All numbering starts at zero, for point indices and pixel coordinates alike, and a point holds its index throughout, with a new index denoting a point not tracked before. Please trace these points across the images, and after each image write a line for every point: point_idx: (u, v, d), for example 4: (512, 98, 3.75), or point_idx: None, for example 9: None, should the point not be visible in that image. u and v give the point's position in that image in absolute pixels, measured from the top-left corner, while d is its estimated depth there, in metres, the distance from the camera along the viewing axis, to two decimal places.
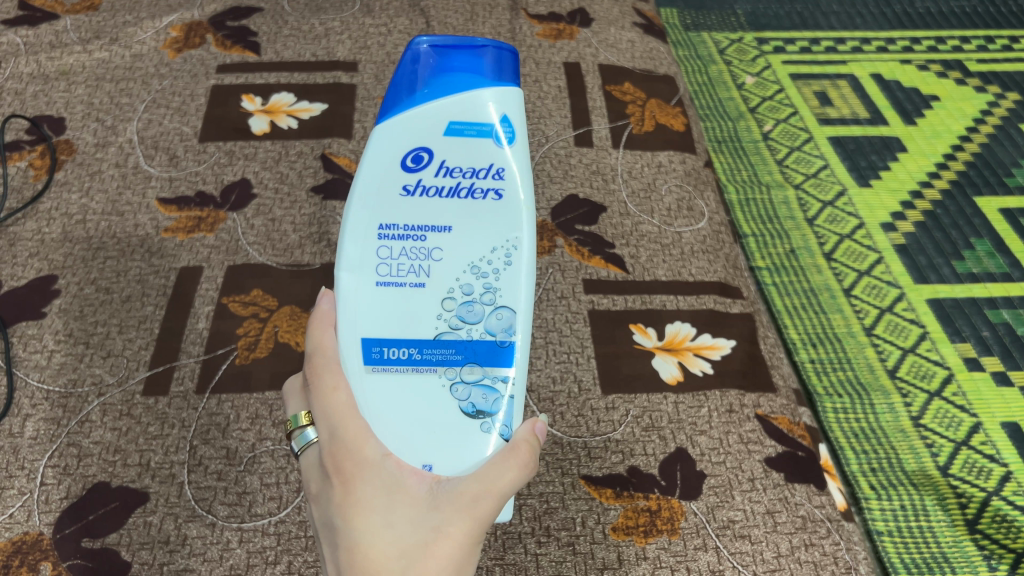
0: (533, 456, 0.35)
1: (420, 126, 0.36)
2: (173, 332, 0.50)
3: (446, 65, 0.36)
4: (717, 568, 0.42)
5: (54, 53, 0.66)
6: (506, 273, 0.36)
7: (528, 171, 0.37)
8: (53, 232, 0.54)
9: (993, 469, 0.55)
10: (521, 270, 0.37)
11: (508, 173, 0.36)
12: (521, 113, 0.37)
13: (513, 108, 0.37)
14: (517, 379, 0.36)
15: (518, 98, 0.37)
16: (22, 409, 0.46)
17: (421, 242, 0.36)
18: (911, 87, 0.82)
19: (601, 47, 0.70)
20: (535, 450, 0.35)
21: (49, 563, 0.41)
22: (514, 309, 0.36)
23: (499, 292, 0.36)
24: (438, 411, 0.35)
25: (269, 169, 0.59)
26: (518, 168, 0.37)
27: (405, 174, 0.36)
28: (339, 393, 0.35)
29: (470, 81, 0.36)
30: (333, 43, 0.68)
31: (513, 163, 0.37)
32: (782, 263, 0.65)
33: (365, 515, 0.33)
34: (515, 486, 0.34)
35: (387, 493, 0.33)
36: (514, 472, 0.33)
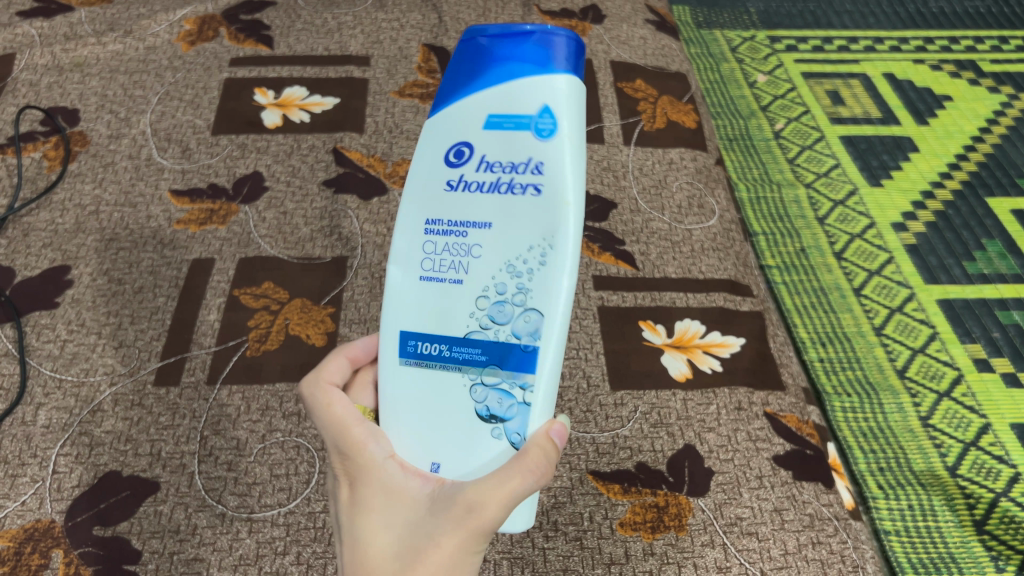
0: (542, 465, 0.33)
1: (465, 119, 0.35)
2: (185, 323, 0.50)
3: (499, 53, 0.34)
4: (724, 565, 0.43)
5: (68, 45, 0.66)
6: (540, 273, 0.34)
7: (575, 167, 0.34)
8: (66, 223, 0.55)
9: (1002, 470, 0.55)
10: (558, 271, 0.33)
11: (552, 166, 0.33)
12: (581, 112, 0.34)
13: (571, 104, 0.34)
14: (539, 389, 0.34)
15: (578, 95, 0.34)
16: (35, 397, 0.46)
17: (462, 238, 0.34)
18: (924, 86, 0.82)
19: (612, 43, 0.70)
20: (547, 456, 0.33)
21: (61, 550, 0.41)
22: (544, 313, 0.34)
23: (534, 295, 0.34)
24: (450, 412, 0.34)
25: (281, 163, 0.59)
26: (563, 163, 0.34)
27: (450, 169, 0.35)
28: (333, 408, 0.35)
29: (519, 70, 0.34)
30: (346, 37, 0.69)
31: (555, 156, 0.33)
32: (792, 262, 0.66)
33: (366, 515, 0.33)
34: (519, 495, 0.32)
35: (387, 494, 0.33)
36: (515, 478, 0.31)
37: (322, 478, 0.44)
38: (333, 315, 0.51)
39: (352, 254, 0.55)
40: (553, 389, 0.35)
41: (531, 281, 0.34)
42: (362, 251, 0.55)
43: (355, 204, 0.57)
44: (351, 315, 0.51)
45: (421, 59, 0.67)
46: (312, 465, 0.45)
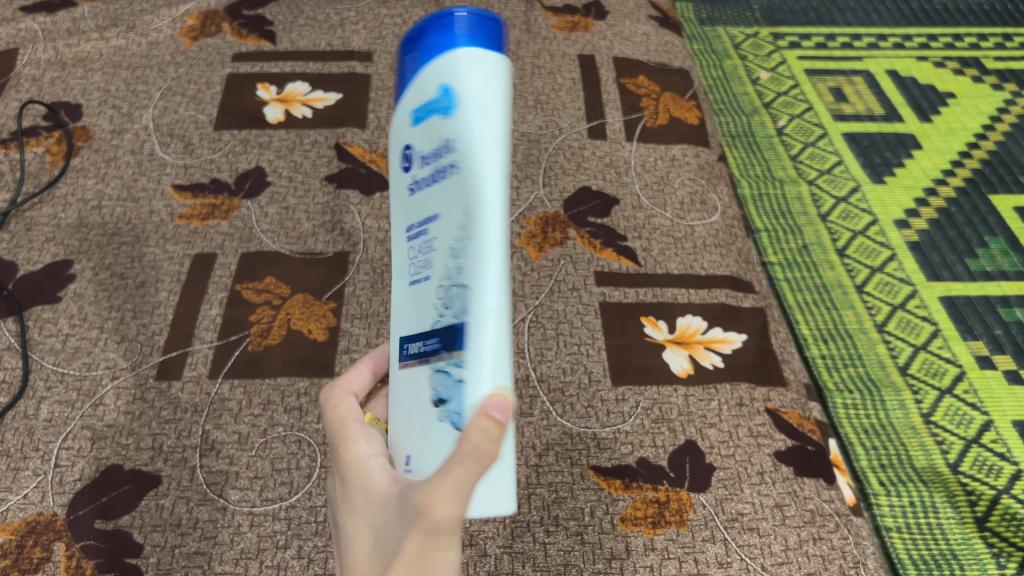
0: (485, 447, 0.26)
1: (400, 126, 0.32)
2: (187, 317, 0.50)
3: (411, 48, 0.32)
4: (725, 560, 0.42)
5: (71, 40, 0.66)
6: (468, 246, 0.29)
7: (488, 128, 0.29)
8: (69, 218, 0.55)
9: (1004, 468, 0.55)
10: (482, 241, 0.28)
11: (464, 134, 0.29)
12: (501, 75, 0.30)
13: (488, 69, 0.29)
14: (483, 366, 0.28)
15: (497, 58, 0.30)
16: (38, 391, 0.46)
17: (424, 237, 0.31)
18: (927, 84, 0.81)
19: (615, 40, 0.70)
20: (493, 433, 0.26)
21: (63, 544, 0.41)
22: (467, 286, 0.28)
23: (462, 269, 0.29)
24: (421, 402, 0.30)
25: (283, 158, 0.59)
26: (476, 127, 0.29)
27: (403, 175, 0.32)
28: (337, 408, 0.35)
29: (426, 57, 0.31)
30: (349, 33, 0.69)
31: (468, 125, 0.29)
32: (794, 259, 0.66)
33: (351, 515, 0.31)
34: (467, 482, 0.26)
35: (363, 491, 0.31)
36: (457, 465, 0.26)
37: (323, 473, 0.44)
38: (334, 309, 0.51)
39: (353, 249, 0.55)
40: (505, 361, 0.29)
41: (462, 255, 0.29)
42: (364, 246, 0.55)
43: (357, 199, 0.57)
44: (353, 310, 0.52)
45: None
46: (313, 460, 0.45)
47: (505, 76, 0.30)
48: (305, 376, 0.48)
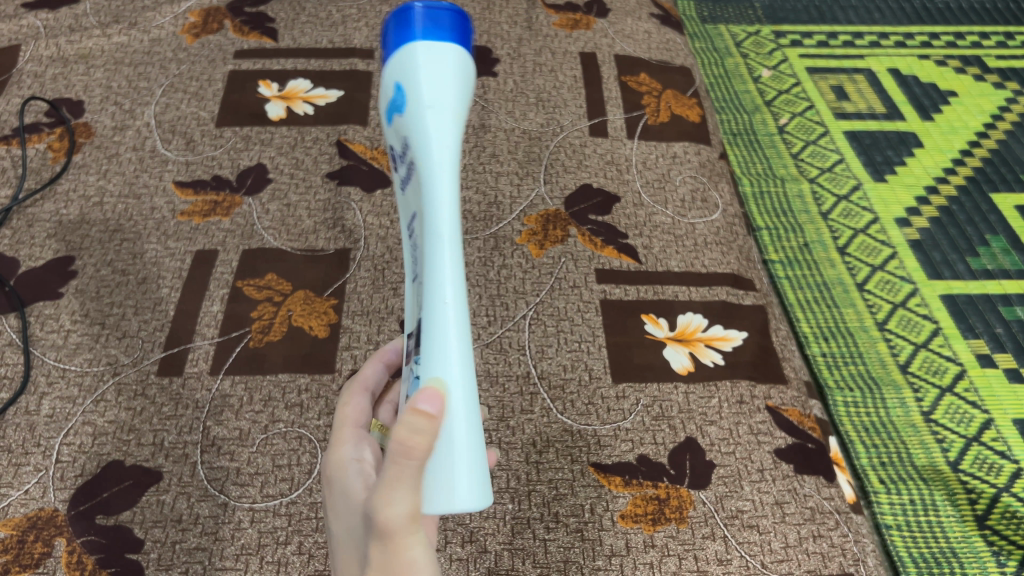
0: (412, 444, 0.25)
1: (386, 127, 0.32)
2: (188, 314, 0.50)
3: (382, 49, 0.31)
4: (724, 557, 0.42)
5: (73, 37, 0.66)
6: (425, 242, 0.28)
7: (436, 128, 0.28)
8: (71, 214, 0.55)
9: (1004, 466, 0.55)
10: (435, 235, 0.27)
11: (419, 135, 0.28)
12: (455, 67, 0.28)
13: (444, 63, 0.28)
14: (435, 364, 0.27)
15: (453, 50, 0.28)
16: (39, 387, 0.47)
17: (412, 236, 0.31)
18: (929, 82, 0.81)
19: (617, 37, 0.70)
20: (416, 427, 0.25)
21: (63, 539, 0.41)
22: (423, 281, 0.28)
23: (425, 268, 0.28)
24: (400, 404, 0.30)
25: (284, 155, 0.59)
26: (425, 129, 0.28)
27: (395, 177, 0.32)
28: (345, 408, 0.38)
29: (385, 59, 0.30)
30: (350, 30, 0.69)
31: (417, 127, 0.28)
32: (795, 257, 0.66)
33: (336, 518, 0.33)
34: (409, 482, 0.26)
35: (343, 496, 0.33)
36: (393, 467, 0.26)
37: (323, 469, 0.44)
38: (335, 306, 0.51)
39: (355, 246, 0.55)
40: (465, 359, 0.27)
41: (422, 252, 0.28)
42: (365, 243, 0.55)
43: (358, 196, 0.57)
44: (354, 307, 0.52)
45: None
46: (314, 456, 0.45)
47: (462, 68, 0.29)
48: (306, 372, 0.48)
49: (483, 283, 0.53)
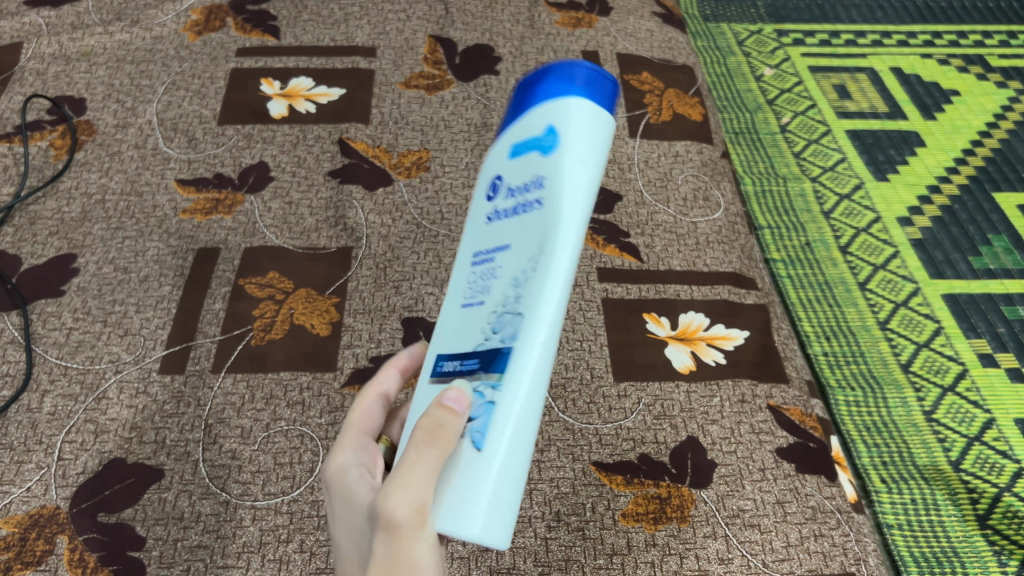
0: (442, 433, 0.28)
1: (496, 158, 0.34)
2: (190, 312, 0.50)
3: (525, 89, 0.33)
4: (725, 557, 0.42)
5: (76, 35, 0.66)
6: (533, 277, 0.30)
7: (583, 181, 0.31)
8: (73, 212, 0.55)
9: (1006, 465, 0.55)
10: (550, 274, 0.30)
11: (557, 177, 0.31)
12: (606, 139, 0.32)
13: (596, 130, 0.31)
14: (514, 392, 0.29)
15: (604, 122, 0.32)
16: (41, 384, 0.47)
17: (490, 262, 0.31)
18: (931, 81, 0.81)
19: (619, 36, 0.70)
20: (446, 422, 0.28)
21: (65, 537, 0.41)
22: (523, 313, 0.29)
23: (520, 297, 0.30)
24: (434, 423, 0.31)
25: (286, 153, 0.59)
26: (568, 176, 0.30)
27: (485, 203, 0.33)
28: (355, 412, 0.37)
29: (538, 102, 0.32)
30: (352, 28, 0.69)
31: (563, 173, 0.31)
32: (797, 256, 0.66)
33: (335, 521, 0.33)
34: (424, 474, 0.28)
35: (344, 498, 0.33)
36: (413, 455, 0.28)
37: None
38: (337, 304, 0.51)
39: (357, 244, 0.55)
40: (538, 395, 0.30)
41: (525, 284, 0.30)
42: (367, 241, 0.55)
43: (360, 194, 0.57)
44: (356, 305, 0.52)
45: (427, 50, 0.67)
46: (316, 454, 0.45)
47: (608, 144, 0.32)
48: (308, 370, 0.48)
49: None
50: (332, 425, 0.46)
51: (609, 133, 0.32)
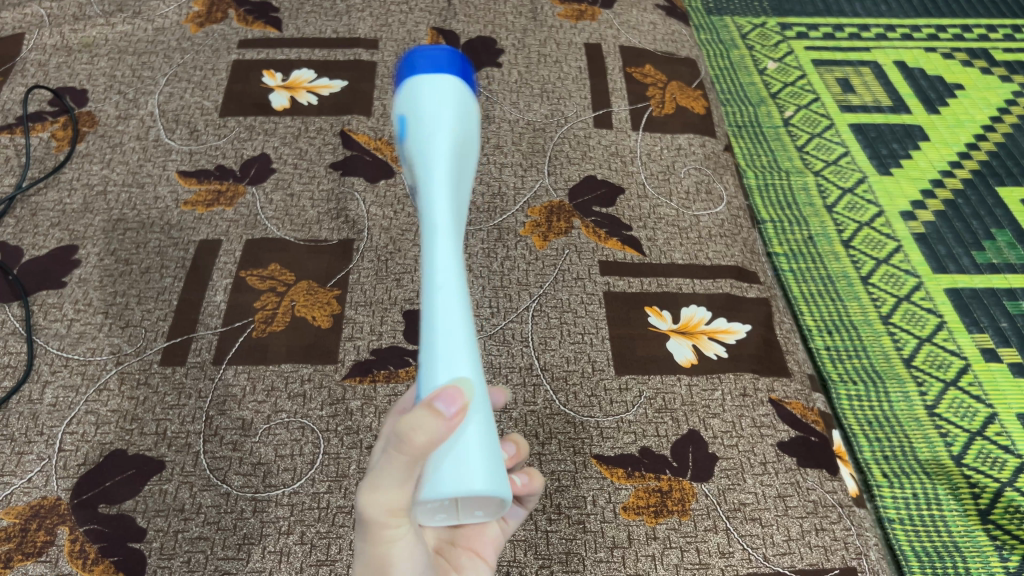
0: (412, 442, 0.27)
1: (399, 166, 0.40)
2: (192, 303, 0.50)
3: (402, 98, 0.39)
4: (726, 550, 0.42)
5: (77, 26, 0.66)
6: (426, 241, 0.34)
7: (435, 143, 0.35)
8: (74, 203, 0.55)
9: (1008, 460, 0.55)
10: (437, 234, 0.33)
11: (418, 152, 0.35)
12: (454, 97, 0.36)
13: (447, 89, 0.36)
14: (439, 343, 0.31)
15: (450, 83, 0.36)
16: (42, 375, 0.47)
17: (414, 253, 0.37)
18: (935, 75, 0.81)
19: (623, 28, 0.70)
20: (420, 424, 0.27)
21: (66, 528, 0.41)
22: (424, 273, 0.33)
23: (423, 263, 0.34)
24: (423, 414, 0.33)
25: (288, 145, 0.59)
26: (424, 146, 0.35)
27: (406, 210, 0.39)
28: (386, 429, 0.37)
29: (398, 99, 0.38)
30: (354, 20, 0.68)
31: (418, 146, 0.35)
32: (800, 249, 0.65)
33: None
34: (395, 479, 0.28)
35: None
36: (388, 465, 0.28)
37: (327, 459, 0.44)
38: (338, 296, 0.51)
39: (358, 237, 0.55)
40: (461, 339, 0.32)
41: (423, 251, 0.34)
42: (368, 233, 0.55)
43: (362, 186, 0.57)
44: (357, 297, 0.52)
45: (429, 42, 0.67)
46: (316, 446, 0.45)
47: (463, 99, 0.36)
48: (309, 362, 0.48)
49: (487, 274, 0.53)
50: (333, 417, 0.46)
51: (456, 88, 0.36)
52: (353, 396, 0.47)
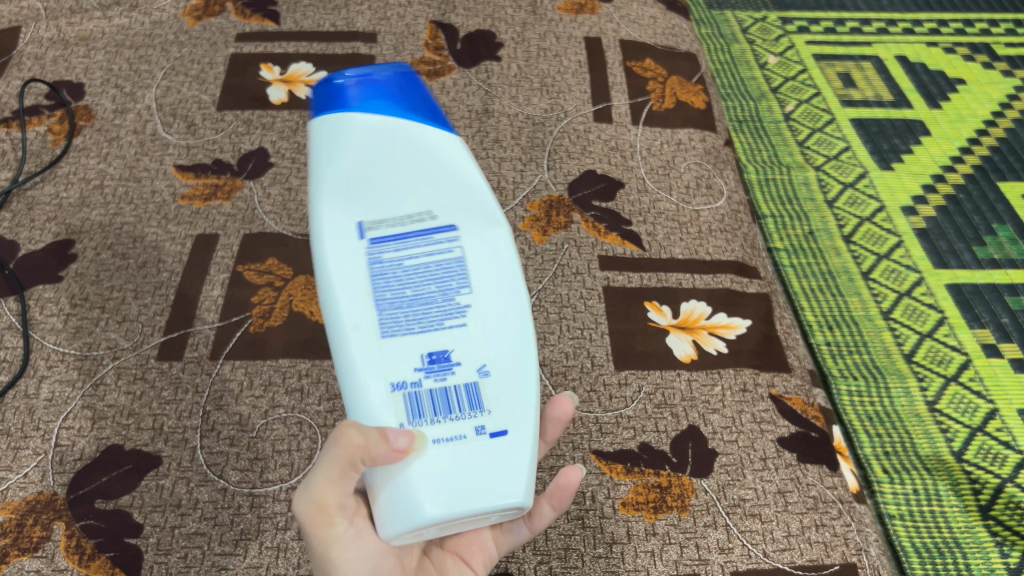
0: (346, 443, 0.31)
1: None
2: (188, 298, 0.50)
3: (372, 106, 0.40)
4: (726, 546, 0.42)
5: (74, 19, 0.66)
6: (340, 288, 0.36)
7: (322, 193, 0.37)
8: (71, 197, 0.54)
9: (1009, 456, 0.54)
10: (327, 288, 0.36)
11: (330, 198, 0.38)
12: (329, 136, 0.37)
13: (328, 131, 0.37)
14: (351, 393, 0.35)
15: (327, 124, 0.37)
16: (38, 370, 0.46)
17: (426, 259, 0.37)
18: (936, 70, 0.81)
19: (623, 22, 0.70)
20: (353, 435, 0.31)
21: (62, 523, 0.41)
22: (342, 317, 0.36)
23: None
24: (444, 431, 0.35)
25: (286, 139, 0.59)
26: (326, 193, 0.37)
27: None
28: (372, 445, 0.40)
29: None
30: (353, 13, 0.68)
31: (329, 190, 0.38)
32: (800, 245, 0.65)
33: None
34: (323, 478, 0.31)
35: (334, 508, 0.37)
36: (321, 471, 0.32)
37: None
38: None
39: None
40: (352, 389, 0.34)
41: None
42: None
43: None
44: None
45: (429, 35, 0.67)
46: (314, 442, 0.45)
47: (340, 129, 0.37)
48: (307, 357, 0.48)
49: None
50: (331, 412, 0.46)
51: (329, 127, 0.37)
52: None
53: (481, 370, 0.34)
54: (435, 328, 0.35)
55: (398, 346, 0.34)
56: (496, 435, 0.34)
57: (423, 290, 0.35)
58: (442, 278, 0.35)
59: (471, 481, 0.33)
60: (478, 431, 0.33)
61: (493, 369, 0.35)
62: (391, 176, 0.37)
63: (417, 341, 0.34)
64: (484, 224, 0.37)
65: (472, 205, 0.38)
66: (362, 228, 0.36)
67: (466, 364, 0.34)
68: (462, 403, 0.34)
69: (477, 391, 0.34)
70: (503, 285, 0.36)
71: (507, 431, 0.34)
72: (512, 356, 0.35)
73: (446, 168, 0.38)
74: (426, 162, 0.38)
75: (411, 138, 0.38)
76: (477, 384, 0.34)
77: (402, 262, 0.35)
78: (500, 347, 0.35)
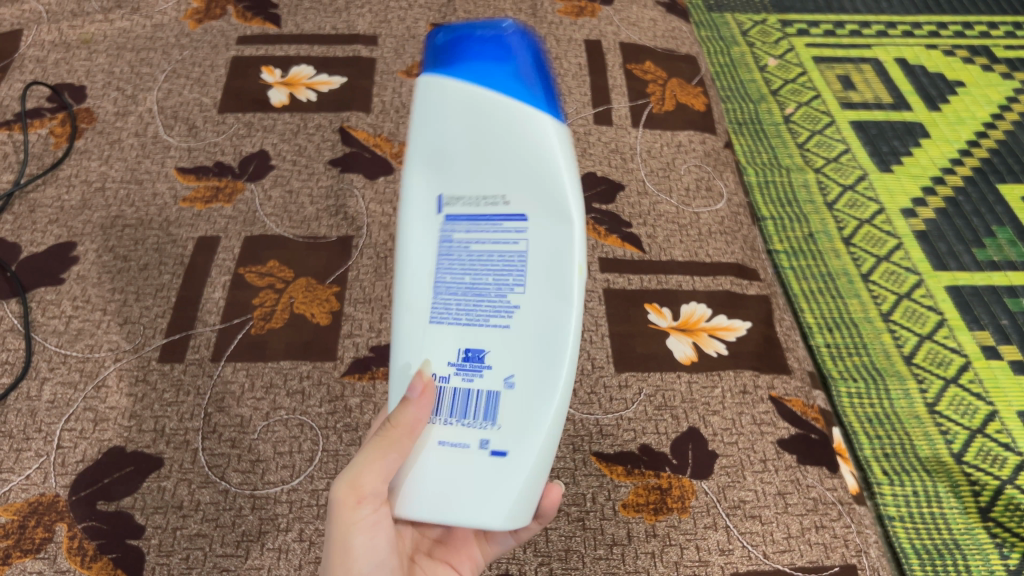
0: (403, 421, 0.33)
1: None
2: (190, 300, 0.50)
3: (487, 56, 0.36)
4: (726, 548, 0.42)
5: (76, 22, 0.66)
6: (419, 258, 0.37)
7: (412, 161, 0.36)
8: (72, 200, 0.55)
9: (1009, 458, 0.55)
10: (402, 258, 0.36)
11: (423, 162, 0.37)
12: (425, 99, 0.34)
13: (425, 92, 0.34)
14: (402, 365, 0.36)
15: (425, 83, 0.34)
16: (40, 372, 0.46)
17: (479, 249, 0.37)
18: (936, 72, 0.81)
19: (622, 25, 0.70)
20: (410, 414, 0.33)
21: (64, 524, 0.41)
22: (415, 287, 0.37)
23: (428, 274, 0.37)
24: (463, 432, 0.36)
25: (287, 141, 0.59)
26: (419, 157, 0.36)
27: None
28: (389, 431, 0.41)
29: None
30: (354, 17, 0.68)
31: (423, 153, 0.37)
32: (799, 247, 0.65)
33: None
34: (371, 458, 0.33)
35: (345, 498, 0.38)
36: (372, 450, 0.33)
37: (326, 456, 0.44)
38: (337, 293, 0.51)
39: (358, 233, 0.54)
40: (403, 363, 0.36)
41: None
42: (368, 230, 0.55)
43: (361, 183, 0.57)
44: (356, 294, 0.51)
45: None
46: (315, 443, 0.45)
47: (435, 95, 0.34)
48: (308, 359, 0.48)
49: None
50: (332, 414, 0.46)
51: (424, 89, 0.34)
52: (352, 393, 0.47)
53: (506, 380, 0.34)
54: (479, 324, 0.35)
55: (445, 331, 0.35)
56: (496, 453, 0.34)
57: (480, 279, 0.35)
58: (500, 272, 0.35)
59: (469, 492, 0.34)
60: (481, 445, 0.34)
61: (518, 382, 0.34)
62: (474, 154, 0.34)
63: (461, 334, 0.35)
64: (556, 224, 0.35)
65: (548, 203, 0.35)
66: (441, 201, 0.35)
67: (498, 369, 0.34)
68: (479, 411, 0.34)
69: (496, 403, 0.34)
70: (552, 297, 0.35)
71: (507, 452, 0.34)
72: (544, 374, 0.34)
73: (534, 154, 0.34)
74: (516, 145, 0.34)
75: (510, 119, 0.34)
76: (500, 393, 0.34)
77: (468, 246, 0.35)
78: (537, 358, 0.34)
